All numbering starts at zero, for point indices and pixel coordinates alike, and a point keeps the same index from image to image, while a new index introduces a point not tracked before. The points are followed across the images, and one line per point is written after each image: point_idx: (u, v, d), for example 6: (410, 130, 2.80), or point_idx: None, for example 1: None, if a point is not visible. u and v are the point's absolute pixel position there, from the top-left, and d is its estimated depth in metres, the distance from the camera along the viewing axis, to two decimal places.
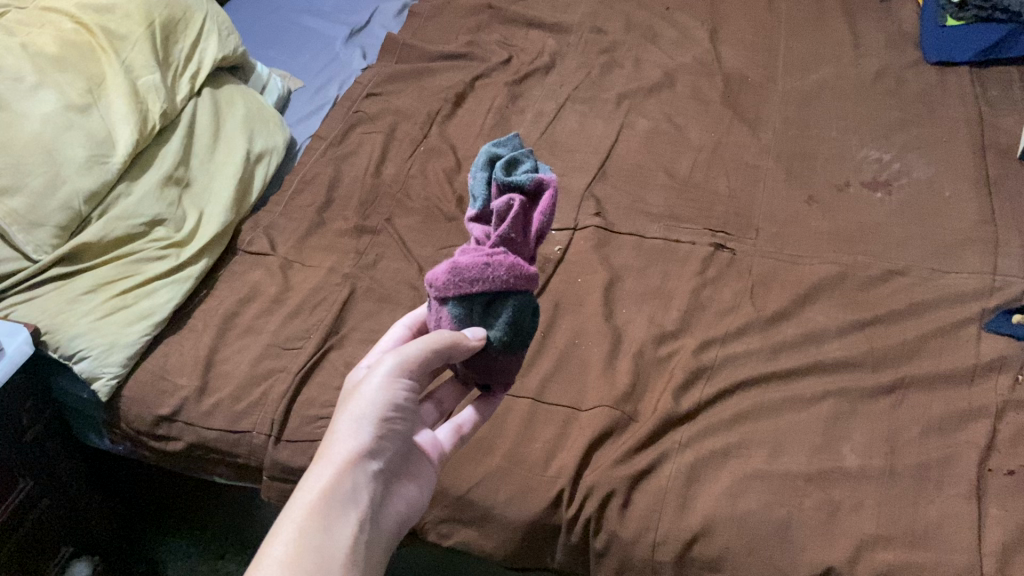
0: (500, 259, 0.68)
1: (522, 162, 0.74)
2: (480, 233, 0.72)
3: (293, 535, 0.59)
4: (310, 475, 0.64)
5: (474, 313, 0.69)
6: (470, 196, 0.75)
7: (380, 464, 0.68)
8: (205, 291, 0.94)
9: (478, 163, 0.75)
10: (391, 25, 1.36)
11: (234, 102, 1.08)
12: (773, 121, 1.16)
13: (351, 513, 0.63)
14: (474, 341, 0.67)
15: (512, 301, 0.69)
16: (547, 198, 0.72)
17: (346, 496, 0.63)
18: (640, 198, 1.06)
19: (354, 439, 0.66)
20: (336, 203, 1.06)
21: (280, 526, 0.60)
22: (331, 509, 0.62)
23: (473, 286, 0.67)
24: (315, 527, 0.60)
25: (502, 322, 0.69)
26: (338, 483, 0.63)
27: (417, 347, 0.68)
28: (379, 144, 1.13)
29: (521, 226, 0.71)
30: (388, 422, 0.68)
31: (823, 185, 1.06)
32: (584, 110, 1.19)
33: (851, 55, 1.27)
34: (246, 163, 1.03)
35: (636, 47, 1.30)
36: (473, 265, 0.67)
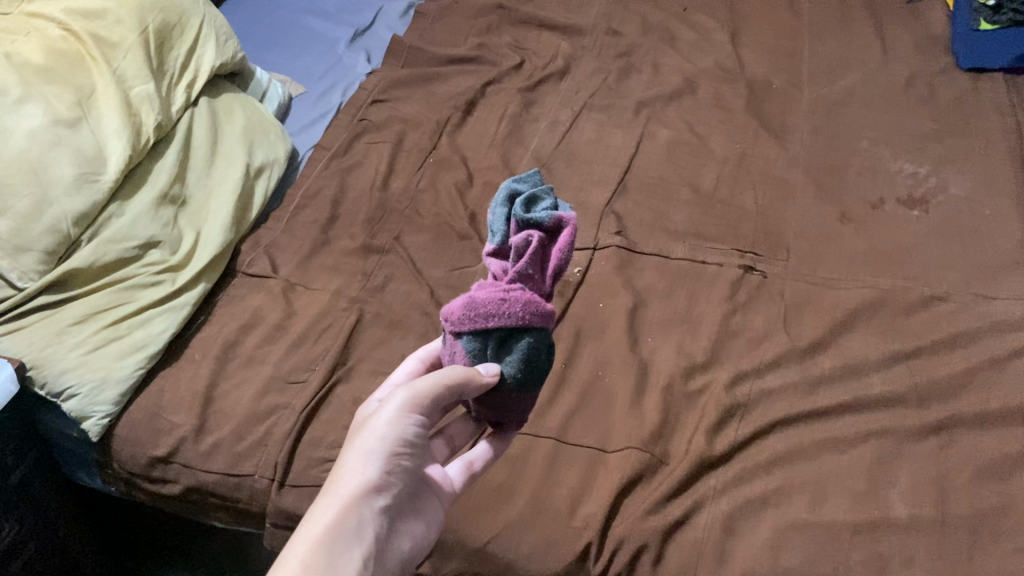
0: (517, 293, 0.62)
1: (543, 198, 0.69)
2: (497, 268, 0.66)
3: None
4: (312, 511, 0.59)
5: (487, 348, 0.64)
6: (488, 231, 0.69)
7: (388, 502, 0.63)
8: (203, 318, 0.88)
9: (496, 198, 0.70)
10: (397, 27, 1.30)
11: (233, 112, 1.01)
12: (801, 130, 1.10)
13: (354, 552, 0.58)
14: (488, 377, 0.62)
15: (528, 338, 0.63)
16: (567, 234, 0.66)
17: (348, 534, 0.59)
18: (663, 214, 1.00)
19: (361, 474, 0.61)
20: (342, 219, 1.00)
21: (277, 565, 0.55)
22: (332, 549, 0.57)
23: (488, 321, 0.63)
24: (315, 569, 0.55)
25: (516, 357, 0.63)
26: (341, 519, 0.59)
27: (430, 380, 0.62)
28: (386, 155, 1.07)
29: (539, 263, 0.66)
30: (398, 457, 0.63)
31: (856, 200, 1.00)
32: (601, 119, 1.13)
33: (879, 60, 1.21)
34: (245, 178, 0.97)
35: (654, 51, 1.24)
36: (489, 300, 0.62)
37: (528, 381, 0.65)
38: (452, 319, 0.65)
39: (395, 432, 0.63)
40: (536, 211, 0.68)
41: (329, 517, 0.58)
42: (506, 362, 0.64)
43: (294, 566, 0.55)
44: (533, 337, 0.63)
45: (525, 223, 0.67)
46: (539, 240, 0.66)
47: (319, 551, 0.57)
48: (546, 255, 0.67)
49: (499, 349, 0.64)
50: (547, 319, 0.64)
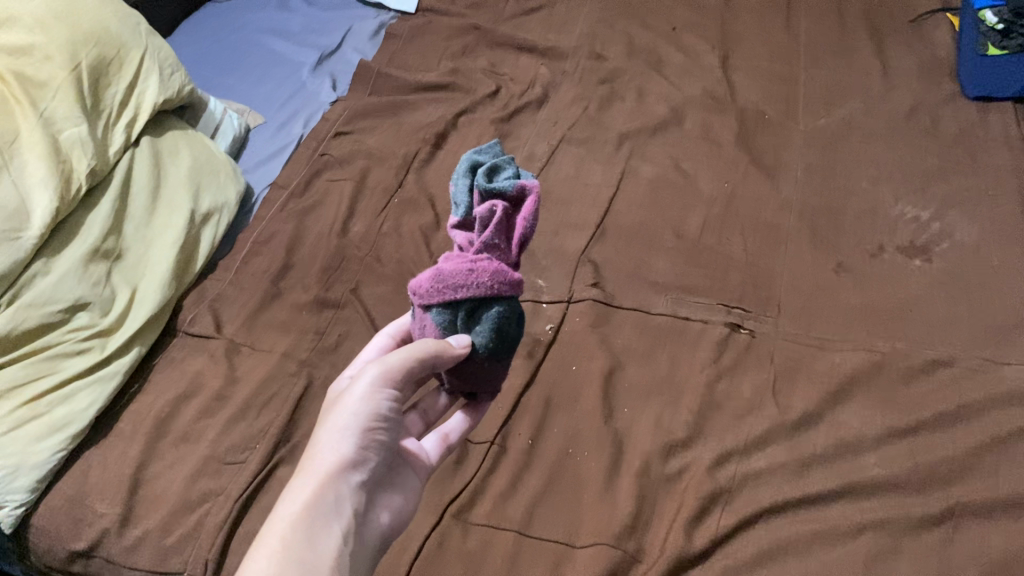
0: (485, 263, 0.62)
1: (504, 169, 0.67)
2: (463, 239, 0.65)
3: (272, 558, 0.54)
4: (289, 492, 0.58)
5: (459, 320, 0.63)
6: (452, 203, 0.68)
7: (366, 476, 0.62)
8: (137, 386, 0.81)
9: (459, 170, 0.68)
10: (366, 49, 1.21)
11: (178, 151, 0.94)
12: (794, 167, 1.02)
13: (333, 527, 0.58)
14: (459, 349, 0.62)
15: (497, 307, 0.62)
16: (529, 203, 0.65)
17: (328, 510, 0.58)
18: (645, 263, 0.93)
19: (336, 451, 0.60)
20: (296, 267, 0.92)
21: (259, 544, 0.55)
22: (310, 527, 0.57)
23: (457, 293, 0.61)
24: (294, 548, 0.55)
25: (486, 327, 0.62)
26: (319, 497, 0.58)
27: (401, 357, 0.61)
28: (347, 195, 0.99)
29: (504, 233, 0.65)
30: (374, 432, 0.63)
31: (854, 249, 0.93)
32: (580, 153, 1.05)
33: (880, 87, 1.14)
34: (190, 225, 0.89)
35: (639, 76, 1.16)
36: (457, 271, 0.61)
37: (498, 351, 0.64)
38: (421, 292, 0.64)
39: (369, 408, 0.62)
40: (498, 182, 0.66)
41: (307, 496, 0.58)
42: (477, 332, 0.63)
43: (273, 547, 0.55)
44: (504, 305, 0.62)
45: (488, 194, 0.66)
46: (503, 211, 0.64)
47: (297, 531, 0.56)
48: (510, 226, 0.66)
49: (471, 319, 0.63)
50: (515, 287, 0.63)
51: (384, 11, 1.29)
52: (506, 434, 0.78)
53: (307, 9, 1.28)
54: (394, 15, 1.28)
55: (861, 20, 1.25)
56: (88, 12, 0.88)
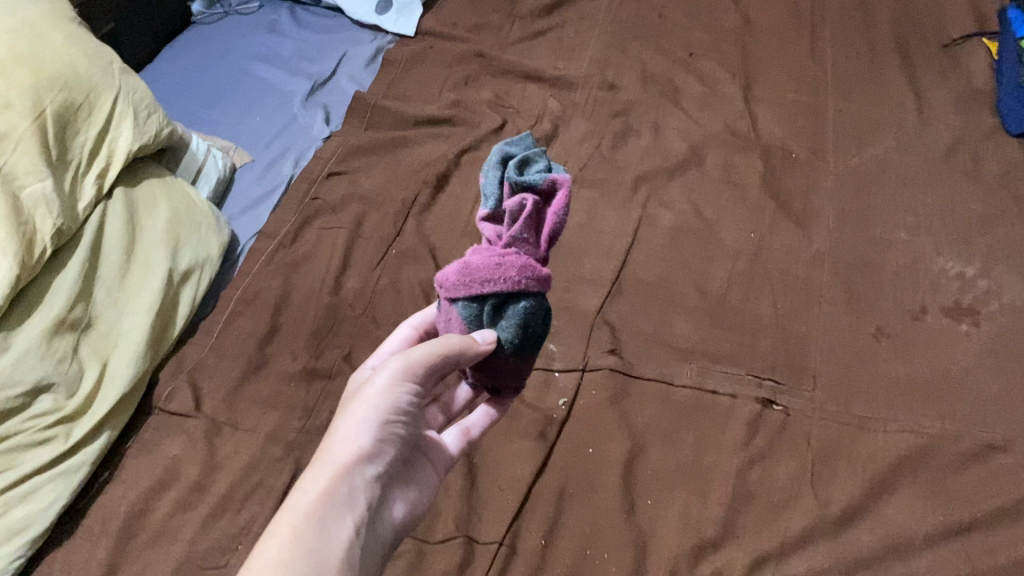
0: (512, 257, 0.59)
1: (535, 161, 0.64)
2: (492, 232, 0.63)
3: (282, 543, 0.52)
4: (303, 478, 0.56)
5: (484, 313, 0.61)
6: (482, 193, 0.65)
7: (381, 469, 0.59)
8: (106, 475, 0.73)
9: (489, 162, 0.65)
10: (362, 77, 1.13)
11: (156, 201, 0.86)
12: (827, 213, 0.94)
13: (347, 518, 0.55)
14: (484, 345, 0.59)
15: (525, 302, 0.60)
16: (559, 197, 0.62)
17: (341, 500, 0.55)
18: (666, 325, 0.84)
19: (353, 442, 0.57)
20: (283, 330, 0.84)
21: (271, 529, 0.53)
22: (324, 515, 0.54)
23: (484, 287, 0.59)
24: (307, 535, 0.53)
25: (512, 321, 0.60)
26: (334, 487, 0.56)
27: (426, 350, 0.59)
28: (341, 245, 0.91)
29: (533, 228, 0.62)
30: (392, 425, 0.60)
31: (894, 311, 0.85)
32: (593, 197, 0.97)
33: (914, 121, 1.05)
34: (168, 286, 0.81)
35: (655, 109, 1.08)
36: (484, 265, 0.59)
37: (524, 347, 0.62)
38: (446, 284, 0.61)
39: (388, 401, 0.59)
40: (529, 174, 0.64)
41: (322, 484, 0.55)
42: (502, 326, 0.60)
43: (284, 533, 0.52)
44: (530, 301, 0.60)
45: (518, 186, 0.63)
46: (533, 205, 0.62)
47: (309, 518, 0.53)
48: (540, 221, 0.63)
49: (496, 312, 0.61)
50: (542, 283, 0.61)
51: (381, 34, 1.21)
52: (517, 531, 0.70)
53: (298, 33, 1.20)
54: (391, 39, 1.20)
55: (891, 45, 1.17)
56: (53, 50, 0.79)
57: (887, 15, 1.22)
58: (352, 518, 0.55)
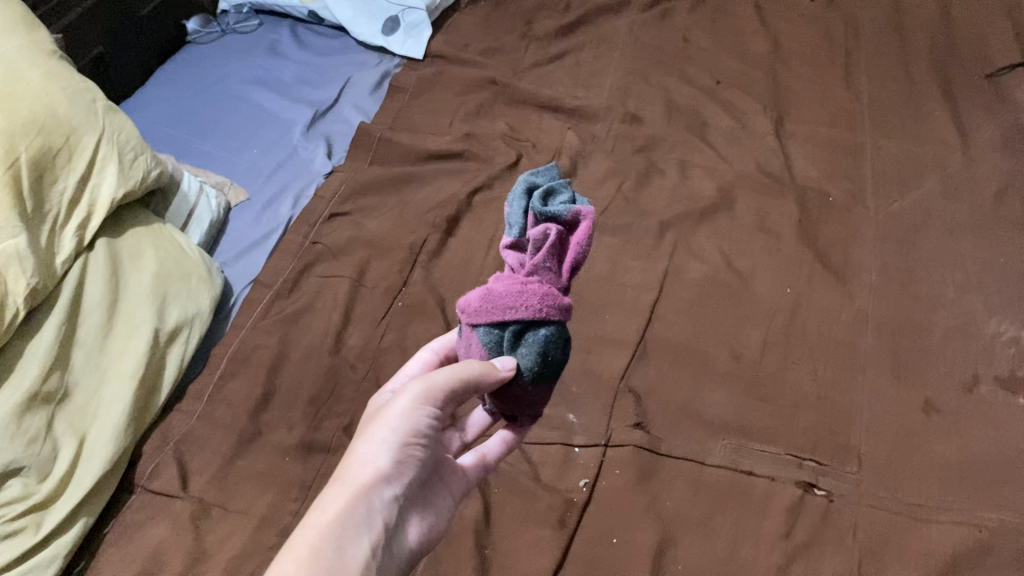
0: (536, 285, 0.57)
1: (560, 191, 0.62)
2: (514, 259, 0.60)
3: (299, 559, 0.52)
4: (322, 497, 0.56)
5: (504, 340, 0.58)
6: (505, 224, 0.63)
7: (401, 491, 0.59)
8: (83, 564, 0.67)
9: (513, 192, 0.63)
10: (367, 106, 1.07)
11: (142, 252, 0.79)
12: (869, 268, 0.87)
13: (364, 539, 0.55)
14: (505, 371, 0.57)
15: (546, 330, 0.57)
16: (583, 228, 0.60)
17: (359, 519, 0.55)
18: (697, 396, 0.77)
19: (372, 463, 0.57)
20: (280, 395, 0.77)
21: (287, 547, 0.53)
22: (341, 533, 0.54)
23: (505, 315, 0.57)
24: (322, 554, 0.52)
25: (532, 348, 0.57)
26: (352, 507, 0.55)
27: (444, 374, 0.58)
28: (343, 297, 0.84)
29: (557, 257, 0.60)
30: (412, 448, 0.60)
31: (945, 382, 0.78)
32: (616, 246, 0.90)
33: (960, 160, 0.98)
34: (154, 348, 0.75)
35: (681, 145, 1.01)
36: (507, 292, 0.57)
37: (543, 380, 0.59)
38: (468, 310, 0.59)
39: (408, 424, 0.59)
40: (553, 204, 0.61)
41: (340, 504, 0.55)
42: (522, 354, 0.57)
43: (302, 550, 0.52)
44: (552, 330, 0.57)
45: (542, 216, 0.61)
46: (557, 235, 0.59)
47: (327, 536, 0.54)
48: (563, 252, 0.61)
49: (516, 339, 0.57)
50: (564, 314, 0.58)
51: (388, 57, 1.14)
52: None
53: (300, 56, 1.13)
54: (399, 62, 1.13)
55: (931, 74, 1.10)
56: (29, 91, 0.72)
57: (926, 41, 1.15)
58: (370, 537, 0.55)
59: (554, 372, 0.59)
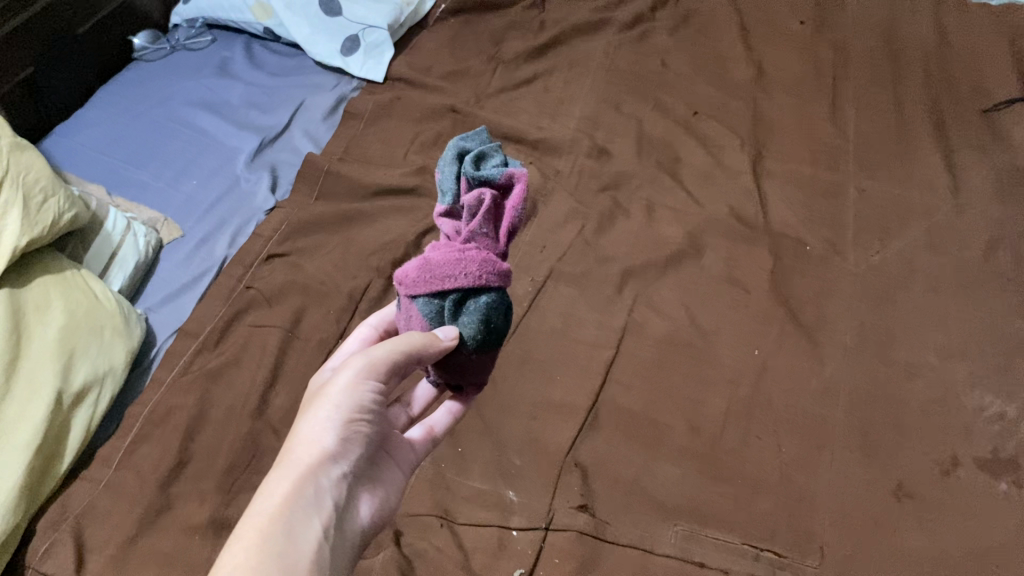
0: (474, 250, 0.53)
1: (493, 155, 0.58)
2: (451, 228, 0.56)
3: (250, 545, 0.47)
4: (267, 482, 0.52)
5: (445, 310, 0.54)
6: (438, 190, 0.59)
7: (350, 469, 0.55)
8: None
9: (444, 157, 0.59)
10: (319, 133, 1.00)
11: (49, 302, 0.72)
12: (844, 327, 0.80)
13: (315, 522, 0.51)
14: (446, 342, 0.53)
15: (488, 297, 0.53)
16: (518, 192, 0.56)
17: (309, 500, 0.51)
18: (649, 472, 0.71)
19: (318, 441, 0.53)
20: (194, 463, 0.71)
21: (234, 538, 0.48)
22: (292, 515, 0.50)
23: (444, 283, 0.53)
24: (273, 541, 0.48)
25: (474, 317, 0.53)
26: (300, 491, 0.51)
27: (387, 346, 0.54)
28: (272, 350, 0.78)
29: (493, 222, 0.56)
30: (358, 423, 0.56)
31: (920, 462, 0.71)
32: (572, 296, 0.84)
33: (948, 206, 0.91)
34: (55, 413, 0.68)
35: (650, 184, 0.95)
36: (444, 259, 0.53)
37: (484, 347, 0.56)
38: (405, 281, 0.55)
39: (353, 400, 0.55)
40: (487, 169, 0.58)
41: (287, 488, 0.51)
42: (463, 323, 0.54)
43: (251, 536, 0.48)
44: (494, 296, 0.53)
45: (475, 181, 0.57)
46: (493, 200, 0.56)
47: (277, 519, 0.49)
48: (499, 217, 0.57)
49: (457, 308, 0.54)
50: (504, 280, 0.54)
51: (345, 79, 1.07)
52: None
53: (252, 76, 1.07)
54: (356, 85, 1.07)
55: (923, 107, 1.03)
56: None
57: (919, 70, 1.08)
58: (322, 518, 0.51)
59: (495, 339, 0.56)
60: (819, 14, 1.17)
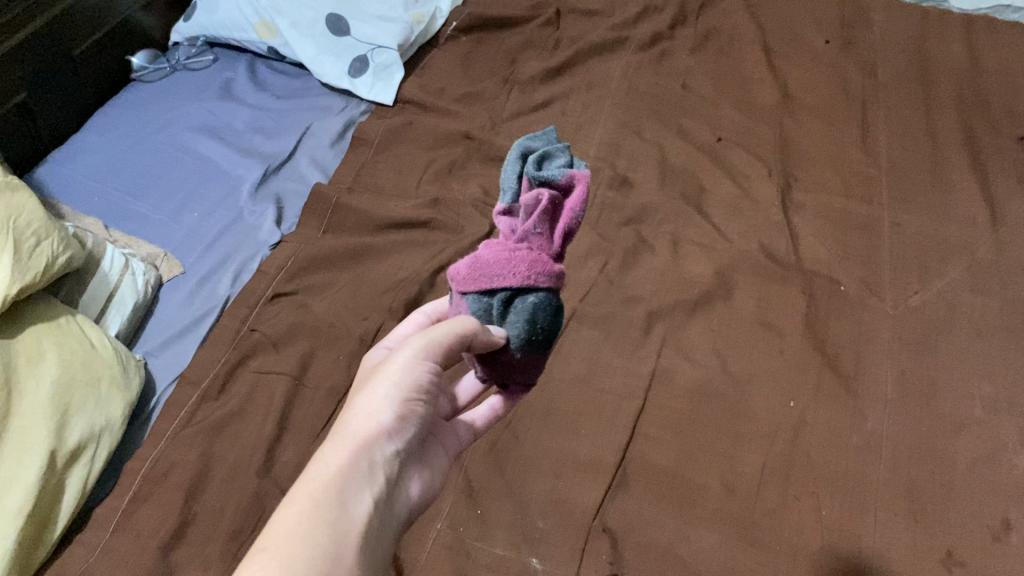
0: (525, 250, 0.50)
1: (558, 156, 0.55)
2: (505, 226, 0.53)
3: (300, 514, 0.44)
4: (319, 453, 0.48)
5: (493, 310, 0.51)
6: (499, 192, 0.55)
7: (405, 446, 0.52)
8: None
9: (509, 159, 0.56)
10: (327, 160, 0.96)
11: (42, 354, 0.68)
12: (883, 377, 0.76)
13: (366, 497, 0.48)
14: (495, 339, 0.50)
15: (537, 298, 0.50)
16: (579, 193, 0.53)
17: (362, 476, 0.48)
18: (681, 538, 0.66)
19: (374, 417, 0.50)
20: (197, 526, 0.66)
21: (283, 505, 0.45)
22: (344, 487, 0.47)
23: (493, 283, 0.50)
24: (322, 512, 0.45)
25: (521, 318, 0.50)
26: (353, 465, 0.48)
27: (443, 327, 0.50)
28: (278, 400, 0.73)
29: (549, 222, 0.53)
30: (416, 403, 0.52)
31: (970, 527, 0.66)
32: (595, 340, 0.80)
33: (989, 240, 0.86)
34: (49, 475, 0.63)
35: (674, 218, 0.90)
36: (494, 259, 0.50)
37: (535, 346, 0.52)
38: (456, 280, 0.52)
39: (411, 378, 0.51)
40: (549, 170, 0.54)
41: (340, 461, 0.48)
42: (510, 322, 0.50)
43: (302, 503, 0.45)
44: (544, 298, 0.50)
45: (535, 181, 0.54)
46: (550, 201, 0.52)
47: (328, 489, 0.46)
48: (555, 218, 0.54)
49: (505, 308, 0.50)
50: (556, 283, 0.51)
51: (354, 101, 1.03)
52: None
53: (256, 99, 1.02)
54: (365, 109, 1.02)
55: (958, 133, 0.98)
56: None
57: (952, 93, 1.03)
58: (374, 493, 0.48)
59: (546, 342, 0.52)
60: (845, 32, 1.12)
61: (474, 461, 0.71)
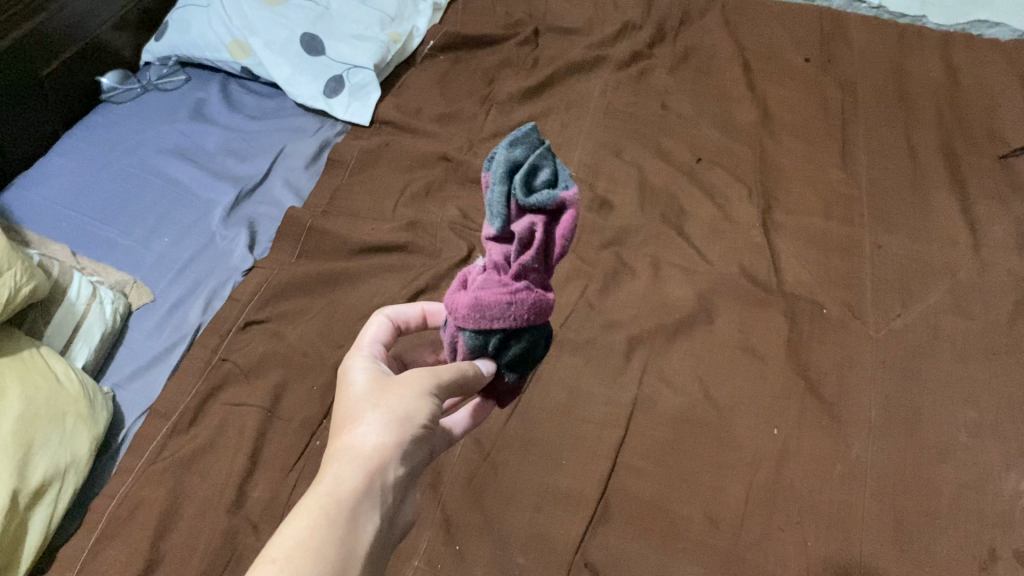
0: (523, 294, 0.50)
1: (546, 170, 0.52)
2: (498, 255, 0.51)
3: (311, 536, 0.40)
4: (330, 469, 0.44)
5: (489, 345, 0.51)
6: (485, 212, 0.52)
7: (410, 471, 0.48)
8: None
9: (493, 172, 0.51)
10: (301, 182, 0.94)
11: (5, 388, 0.65)
12: (867, 403, 0.75)
13: (370, 522, 0.43)
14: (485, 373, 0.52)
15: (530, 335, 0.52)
16: (570, 218, 0.50)
17: (370, 500, 0.44)
18: (664, 572, 0.64)
19: (382, 440, 0.46)
20: (165, 565, 0.64)
21: (291, 520, 0.40)
22: (352, 513, 0.42)
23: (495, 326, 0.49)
24: (330, 536, 0.40)
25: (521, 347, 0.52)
26: (363, 488, 0.44)
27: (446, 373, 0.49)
28: (251, 433, 0.71)
29: (542, 253, 0.51)
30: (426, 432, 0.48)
31: (957, 557, 0.65)
32: (576, 367, 0.78)
33: (970, 261, 0.85)
34: (12, 514, 0.61)
35: (655, 242, 0.89)
36: (493, 301, 0.49)
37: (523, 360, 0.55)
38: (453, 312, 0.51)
39: (424, 409, 0.48)
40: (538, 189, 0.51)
41: (351, 484, 0.43)
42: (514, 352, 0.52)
43: (311, 523, 0.40)
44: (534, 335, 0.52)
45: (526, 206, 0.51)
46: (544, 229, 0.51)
47: (337, 510, 0.42)
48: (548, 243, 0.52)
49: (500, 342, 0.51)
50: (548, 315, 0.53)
51: (329, 121, 1.02)
52: None
53: (229, 120, 1.01)
54: (341, 130, 1.01)
55: (938, 153, 0.97)
56: None
57: (931, 112, 1.02)
58: (377, 520, 0.44)
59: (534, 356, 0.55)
60: (824, 50, 1.12)
61: (452, 496, 0.70)
